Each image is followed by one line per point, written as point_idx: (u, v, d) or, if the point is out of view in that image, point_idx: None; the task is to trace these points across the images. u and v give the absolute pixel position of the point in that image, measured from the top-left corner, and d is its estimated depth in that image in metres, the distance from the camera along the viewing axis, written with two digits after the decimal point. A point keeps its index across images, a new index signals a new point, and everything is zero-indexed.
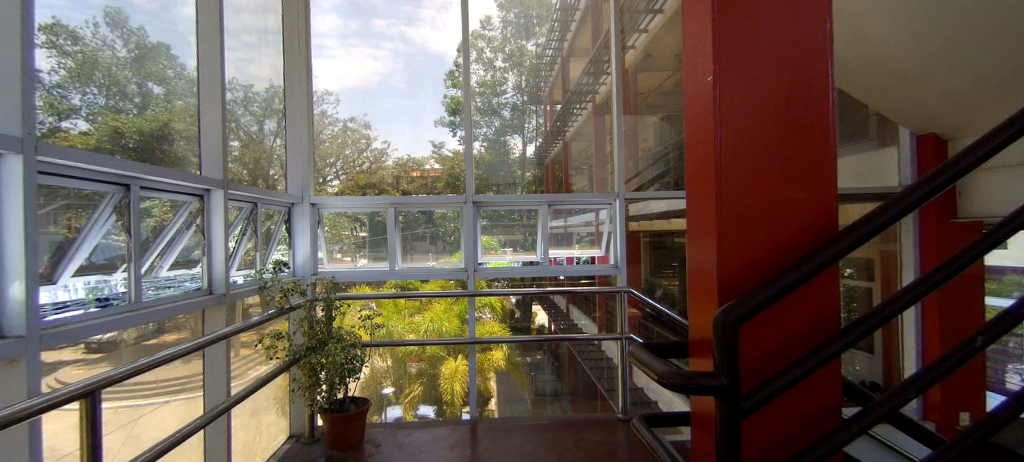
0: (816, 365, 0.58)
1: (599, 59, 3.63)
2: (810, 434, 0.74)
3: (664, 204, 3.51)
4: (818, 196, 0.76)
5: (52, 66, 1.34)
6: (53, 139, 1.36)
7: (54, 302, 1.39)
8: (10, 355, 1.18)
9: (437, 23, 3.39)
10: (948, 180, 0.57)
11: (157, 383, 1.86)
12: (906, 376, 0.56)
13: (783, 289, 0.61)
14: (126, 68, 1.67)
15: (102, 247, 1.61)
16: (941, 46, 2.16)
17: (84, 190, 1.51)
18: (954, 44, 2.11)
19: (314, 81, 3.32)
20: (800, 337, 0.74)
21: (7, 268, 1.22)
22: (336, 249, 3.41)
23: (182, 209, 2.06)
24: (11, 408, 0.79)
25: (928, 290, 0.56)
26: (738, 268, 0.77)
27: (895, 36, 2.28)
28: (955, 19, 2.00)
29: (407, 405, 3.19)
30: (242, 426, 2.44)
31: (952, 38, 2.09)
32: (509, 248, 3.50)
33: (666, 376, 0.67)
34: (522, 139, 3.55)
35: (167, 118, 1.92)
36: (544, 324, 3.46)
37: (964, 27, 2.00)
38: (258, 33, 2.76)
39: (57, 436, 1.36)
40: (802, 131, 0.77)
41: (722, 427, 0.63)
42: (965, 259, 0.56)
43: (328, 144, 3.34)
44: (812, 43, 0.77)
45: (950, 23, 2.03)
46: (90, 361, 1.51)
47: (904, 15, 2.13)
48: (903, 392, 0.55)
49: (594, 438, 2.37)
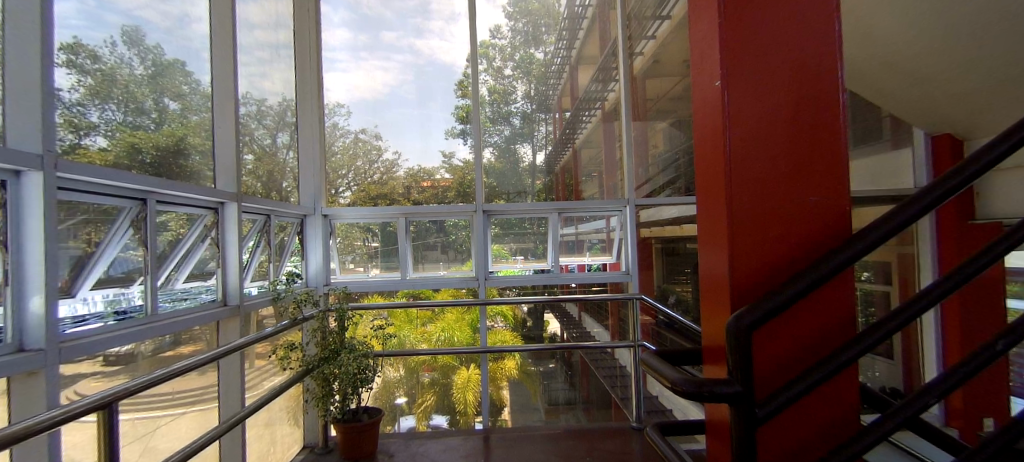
0: (833, 370, 0.55)
1: (608, 66, 3.61)
2: (829, 441, 0.71)
3: (676, 210, 3.45)
4: (831, 198, 0.73)
5: (72, 84, 1.39)
6: (74, 155, 1.40)
7: (74, 316, 1.42)
8: (29, 368, 1.21)
9: (445, 35, 3.44)
10: (965, 178, 0.54)
11: (174, 394, 1.88)
12: (925, 380, 0.54)
13: (797, 294, 0.58)
14: (143, 85, 1.72)
15: (121, 261, 1.65)
16: (944, 42, 2.05)
17: (102, 205, 1.55)
18: (958, 39, 2.00)
19: (326, 94, 3.39)
20: (817, 343, 0.71)
21: (28, 282, 1.25)
22: (348, 260, 3.44)
23: (197, 222, 2.11)
24: (31, 419, 0.80)
25: (948, 292, 0.53)
26: (749, 273, 0.75)
27: (894, 36, 2.19)
28: (952, 13, 1.89)
29: (420, 415, 3.17)
30: (256, 436, 2.46)
31: (953, 32, 1.98)
32: (520, 256, 3.48)
33: (678, 384, 0.65)
34: (532, 146, 3.55)
35: (183, 133, 1.97)
36: (556, 332, 3.41)
37: (961, 22, 1.91)
38: (269, 49, 2.83)
39: (76, 448, 1.37)
40: (812, 133, 0.74)
41: (737, 436, 0.60)
42: (982, 261, 0.54)
43: (340, 157, 3.40)
44: (820, 44, 0.75)
45: (948, 18, 1.93)
46: (109, 373, 1.53)
47: (900, 13, 2.04)
48: (924, 396, 0.53)
49: (609, 448, 2.31)
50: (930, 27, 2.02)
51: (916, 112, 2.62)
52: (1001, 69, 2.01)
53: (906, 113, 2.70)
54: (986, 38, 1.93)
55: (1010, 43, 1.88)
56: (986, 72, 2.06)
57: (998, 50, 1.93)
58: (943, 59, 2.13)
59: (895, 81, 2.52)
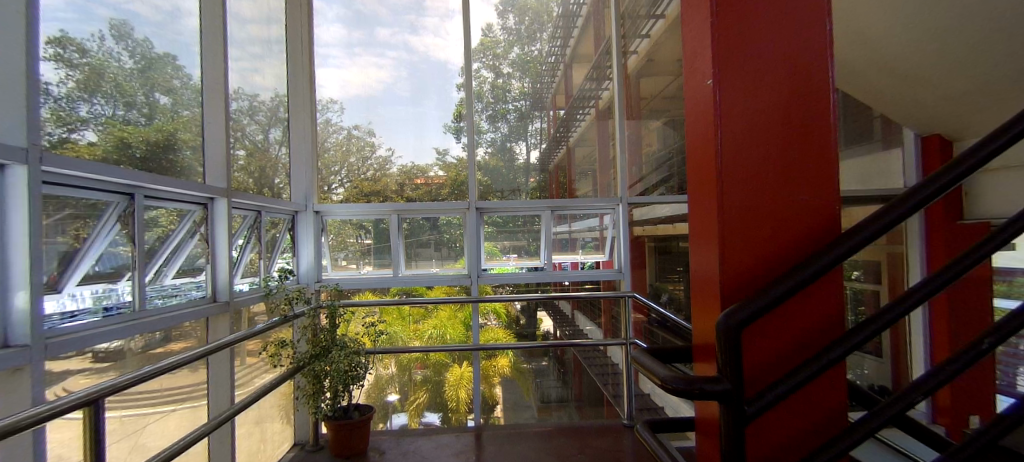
0: (822, 367, 0.57)
1: (602, 65, 3.62)
2: (815, 432, 0.73)
3: (669, 209, 3.47)
4: (821, 198, 0.75)
5: (60, 77, 1.36)
6: (62, 149, 1.37)
7: (61, 312, 1.40)
8: (15, 365, 1.18)
9: (440, 32, 3.42)
10: (952, 181, 0.56)
11: (163, 391, 1.85)
12: (912, 379, 0.55)
13: (786, 293, 0.59)
14: (133, 79, 1.69)
15: (108, 257, 1.62)
16: (931, 43, 2.10)
17: (90, 199, 1.52)
18: (952, 38, 2.02)
19: (318, 90, 3.35)
20: (806, 341, 0.73)
21: (13, 277, 1.22)
22: (341, 257, 3.42)
23: (187, 217, 2.07)
24: (11, 418, 0.78)
25: (935, 292, 0.55)
26: (740, 271, 0.76)
27: (887, 39, 2.25)
28: (937, 16, 1.96)
29: (412, 412, 3.17)
30: (247, 434, 2.44)
31: (938, 34, 2.04)
32: (513, 254, 3.50)
33: (669, 382, 0.66)
34: (526, 144, 3.56)
35: (174, 128, 1.94)
36: (549, 330, 3.42)
37: (944, 25, 1.98)
38: (262, 43, 2.79)
39: (62, 445, 1.35)
40: (803, 133, 0.76)
41: (728, 434, 0.61)
42: (970, 260, 0.55)
43: (333, 153, 3.36)
44: (811, 46, 0.76)
45: (930, 19, 1.99)
46: (99, 370, 1.51)
47: (887, 15, 2.10)
48: (910, 395, 0.54)
49: (599, 445, 2.34)
50: (915, 29, 2.09)
51: (909, 110, 2.66)
52: (986, 69, 2.05)
53: (900, 112, 2.74)
54: (968, 41, 1.98)
55: (1000, 43, 1.91)
56: (974, 72, 2.10)
57: (992, 50, 1.95)
58: (930, 59, 2.19)
59: (888, 81, 2.56)
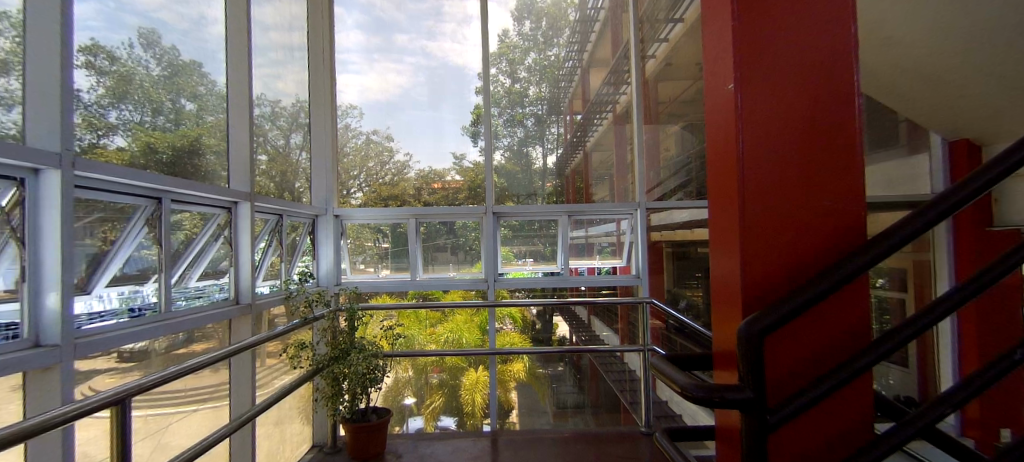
0: (847, 378, 0.52)
1: (619, 70, 3.56)
2: (838, 448, 0.67)
3: (687, 214, 3.41)
4: (849, 199, 0.70)
5: (91, 84, 1.41)
6: (92, 154, 1.42)
7: (88, 313, 1.44)
8: (46, 364, 1.22)
9: (458, 37, 3.44)
10: (985, 182, 0.51)
11: (186, 391, 1.90)
12: (940, 390, 0.51)
13: (811, 300, 0.55)
14: (160, 86, 1.75)
15: (135, 259, 1.67)
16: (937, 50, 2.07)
17: (118, 203, 1.57)
18: (956, 45, 1.99)
19: (339, 95, 3.41)
20: (833, 350, 0.67)
21: (45, 280, 1.26)
22: (359, 260, 3.47)
23: (211, 221, 2.13)
24: (41, 416, 0.80)
25: (969, 299, 0.50)
26: (763, 276, 0.71)
27: (894, 48, 2.22)
28: (936, 24, 1.94)
29: (427, 416, 3.15)
30: (266, 434, 2.48)
31: (942, 40, 2.01)
32: (529, 258, 3.46)
33: (688, 389, 0.62)
34: (543, 149, 3.53)
35: (198, 133, 1.99)
36: (566, 335, 3.37)
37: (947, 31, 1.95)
38: (284, 49, 2.86)
39: (89, 443, 1.38)
40: (829, 130, 0.70)
41: (750, 446, 0.57)
42: (1007, 265, 0.50)
43: (352, 157, 3.41)
44: (837, 46, 0.71)
45: (928, 28, 1.98)
46: (123, 370, 1.54)
47: (887, 25, 2.11)
48: (938, 407, 0.50)
49: (616, 452, 2.28)
50: (919, 38, 2.07)
51: (938, 116, 2.55)
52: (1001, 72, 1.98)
53: (927, 118, 2.63)
54: (973, 47, 1.95)
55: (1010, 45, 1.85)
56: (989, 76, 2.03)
57: (1000, 54, 1.91)
58: (941, 65, 2.14)
59: (908, 87, 2.48)
